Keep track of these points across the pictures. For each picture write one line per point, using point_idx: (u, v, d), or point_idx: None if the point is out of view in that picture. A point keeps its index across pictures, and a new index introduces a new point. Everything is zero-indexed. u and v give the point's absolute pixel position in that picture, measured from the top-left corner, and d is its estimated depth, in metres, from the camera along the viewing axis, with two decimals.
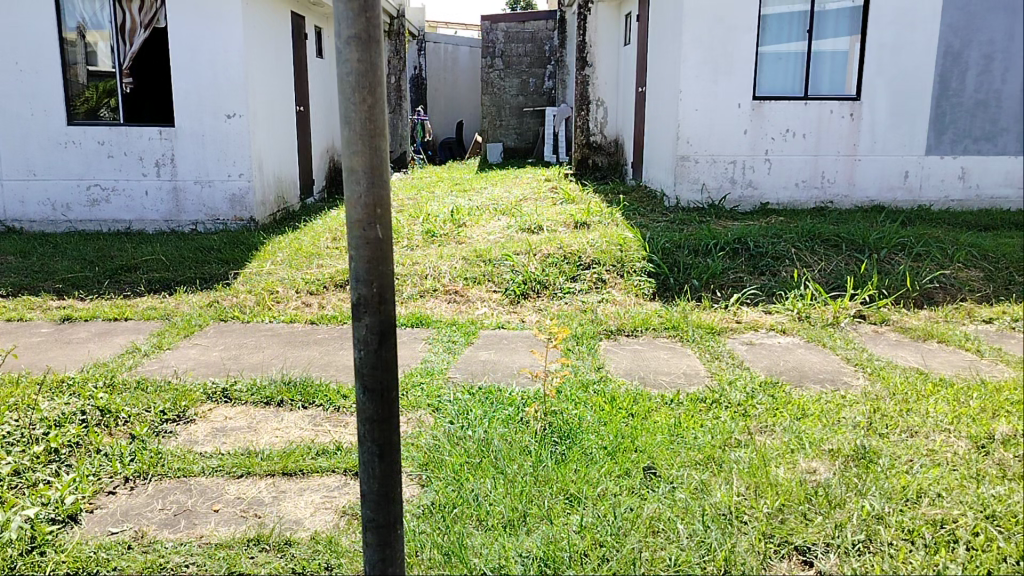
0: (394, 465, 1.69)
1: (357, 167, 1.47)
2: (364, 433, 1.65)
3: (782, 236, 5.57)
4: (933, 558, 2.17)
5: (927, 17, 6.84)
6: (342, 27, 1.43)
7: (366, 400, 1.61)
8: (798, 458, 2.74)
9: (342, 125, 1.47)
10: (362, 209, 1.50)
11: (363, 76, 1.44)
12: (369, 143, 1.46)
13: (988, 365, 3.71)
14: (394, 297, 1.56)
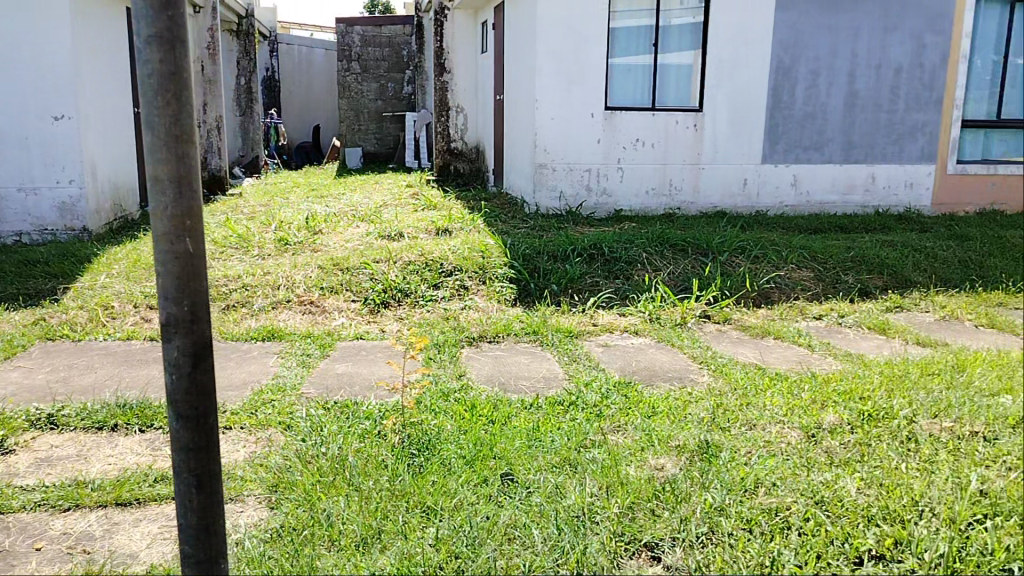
0: (214, 494, 1.60)
1: (162, 176, 1.39)
2: (179, 463, 1.55)
3: (635, 241, 5.74)
4: (769, 545, 2.28)
5: (758, 35, 7.30)
6: (140, 25, 1.35)
7: (180, 427, 1.51)
8: (648, 455, 2.83)
9: (144, 130, 1.39)
10: (168, 221, 1.41)
11: (167, 78, 1.37)
12: (175, 150, 1.39)
13: (818, 359, 4.00)
14: (209, 316, 1.49)
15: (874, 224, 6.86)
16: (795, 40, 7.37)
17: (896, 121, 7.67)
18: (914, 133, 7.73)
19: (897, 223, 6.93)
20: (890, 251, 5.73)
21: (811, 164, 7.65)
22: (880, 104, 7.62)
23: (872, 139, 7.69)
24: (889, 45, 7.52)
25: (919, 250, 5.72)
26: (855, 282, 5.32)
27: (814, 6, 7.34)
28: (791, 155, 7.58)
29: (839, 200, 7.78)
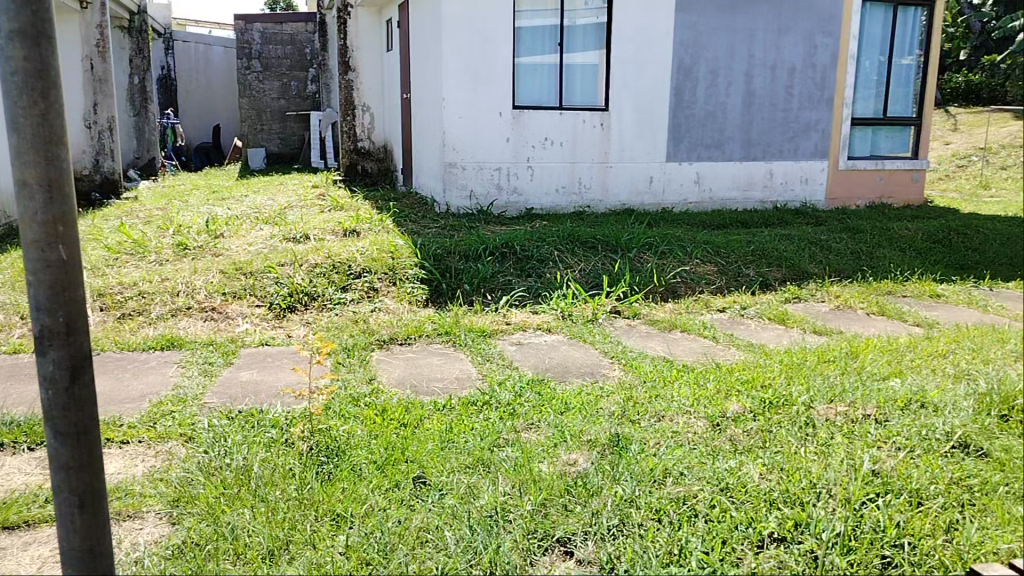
0: (98, 514, 1.54)
1: (29, 181, 1.35)
2: (59, 483, 1.49)
3: (545, 239, 5.78)
4: (677, 533, 2.33)
5: (659, 36, 7.47)
6: (1, 21, 1.30)
7: (59, 445, 1.46)
8: (560, 451, 2.85)
9: (8, 132, 1.33)
10: (41, 228, 1.36)
11: (33, 75, 1.32)
12: (43, 152, 1.35)
13: (722, 350, 4.12)
14: (85, 326, 1.45)
15: (773, 218, 7.13)
16: (695, 41, 7.58)
17: (791, 118, 8.07)
18: (809, 131, 8.19)
19: (794, 217, 7.22)
20: (788, 244, 5.97)
21: (712, 162, 7.89)
22: (776, 103, 7.99)
23: (769, 136, 8.04)
24: (783, 46, 7.90)
25: (815, 243, 5.99)
26: (756, 275, 5.51)
27: (712, 8, 7.57)
28: (694, 153, 7.79)
29: (739, 195, 8.05)
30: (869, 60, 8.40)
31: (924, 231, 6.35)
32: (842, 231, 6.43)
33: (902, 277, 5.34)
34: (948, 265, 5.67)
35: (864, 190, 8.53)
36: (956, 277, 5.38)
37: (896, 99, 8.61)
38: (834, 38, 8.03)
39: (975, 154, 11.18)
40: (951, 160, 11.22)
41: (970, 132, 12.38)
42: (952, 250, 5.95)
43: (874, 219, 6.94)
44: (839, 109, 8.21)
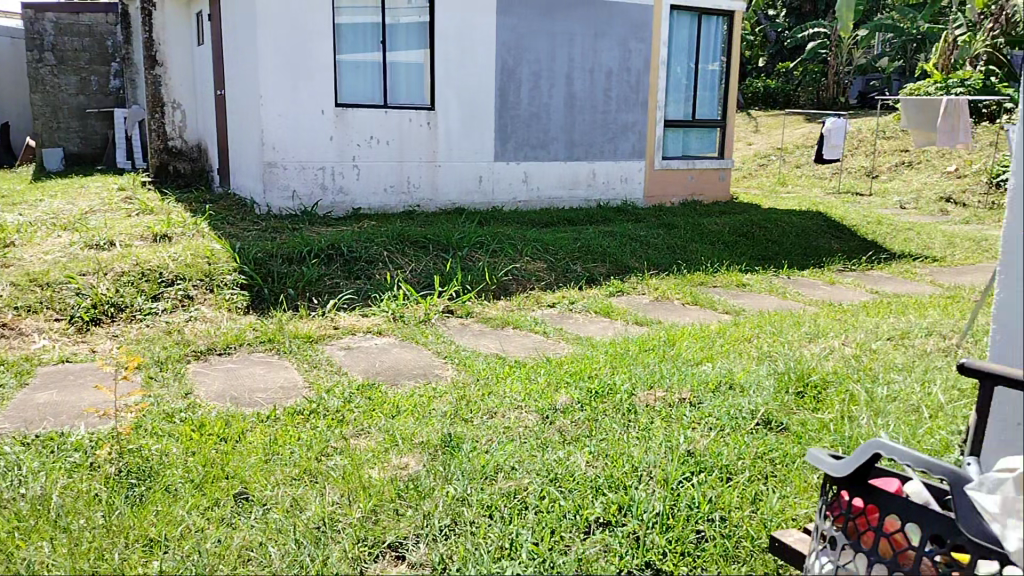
0: None
1: None
2: None
3: (374, 240, 5.68)
4: (508, 528, 2.29)
5: (482, 37, 7.56)
6: None
7: None
8: (391, 455, 2.75)
9: None
10: None
11: None
12: None
13: (552, 344, 4.21)
14: None
15: (597, 216, 7.41)
16: (516, 42, 7.74)
17: (610, 120, 8.43)
18: (627, 132, 8.60)
19: (616, 214, 7.55)
20: (611, 240, 6.22)
21: (538, 162, 8.09)
22: (596, 104, 8.32)
23: (591, 137, 8.37)
24: (599, 50, 8.23)
25: (637, 239, 6.27)
26: (582, 270, 5.68)
27: (532, 11, 7.75)
28: (521, 152, 7.96)
29: (565, 194, 8.31)
30: (679, 66, 8.92)
31: (731, 225, 6.82)
32: (659, 227, 6.78)
33: (712, 268, 5.72)
34: (752, 256, 6.13)
35: (678, 188, 9.07)
36: (758, 267, 5.83)
37: (703, 103, 9.21)
38: (646, 43, 8.48)
39: (774, 154, 12.19)
40: (754, 159, 12.16)
41: (769, 135, 13.48)
42: (756, 243, 6.44)
43: (688, 216, 7.38)
44: (653, 111, 8.69)
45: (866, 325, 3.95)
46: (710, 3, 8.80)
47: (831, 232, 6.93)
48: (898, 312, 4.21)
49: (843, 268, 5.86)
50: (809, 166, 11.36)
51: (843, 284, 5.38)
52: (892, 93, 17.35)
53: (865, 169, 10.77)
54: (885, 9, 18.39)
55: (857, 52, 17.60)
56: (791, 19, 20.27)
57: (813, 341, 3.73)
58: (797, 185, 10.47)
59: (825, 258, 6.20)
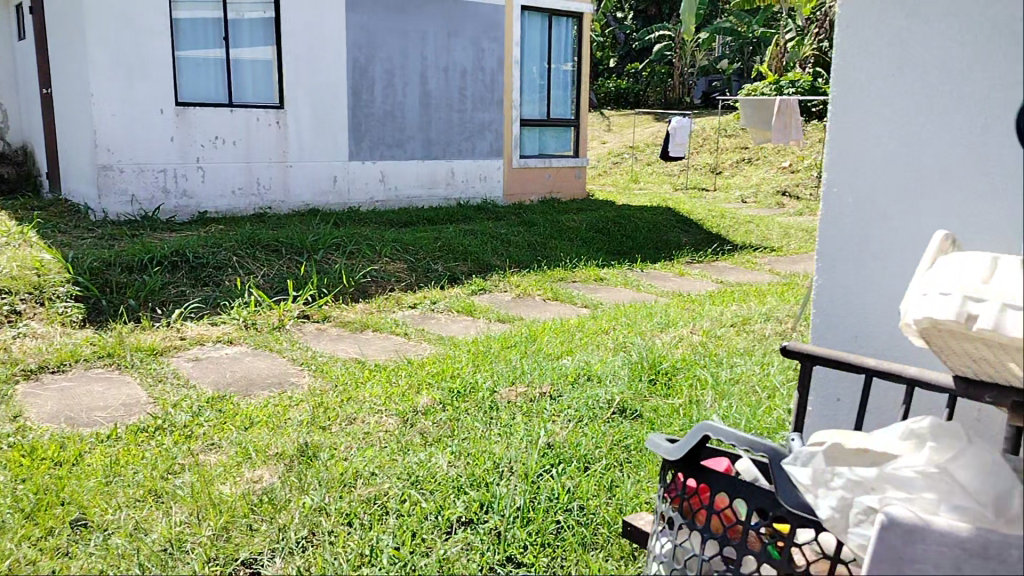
0: None
1: None
2: None
3: (222, 244, 5.44)
4: (368, 535, 2.15)
5: (332, 34, 7.41)
6: None
7: None
8: (243, 469, 2.59)
9: None
10: None
11: None
12: None
13: (414, 345, 4.17)
14: None
15: (456, 215, 7.42)
16: (368, 41, 7.64)
17: (466, 119, 8.48)
18: (484, 131, 8.67)
19: (476, 213, 7.59)
20: (471, 238, 6.24)
21: (395, 161, 8.01)
22: (451, 104, 8.35)
23: (448, 136, 8.38)
24: (452, 49, 8.26)
25: (498, 237, 6.32)
26: (443, 270, 5.67)
27: (382, 9, 7.67)
28: (376, 151, 7.86)
29: (424, 193, 8.28)
30: (532, 66, 9.09)
31: (587, 222, 7.01)
32: (519, 224, 6.87)
33: (571, 264, 5.86)
34: (608, 252, 6.32)
35: (536, 186, 9.23)
36: (614, 262, 6.02)
37: (557, 102, 9.42)
38: (499, 43, 8.57)
39: (627, 151, 12.64)
40: (609, 157, 12.55)
41: (622, 134, 13.98)
42: (612, 238, 6.66)
43: (546, 213, 7.53)
44: (509, 110, 8.80)
45: (711, 313, 4.16)
46: (559, 4, 9.02)
47: (680, 226, 7.27)
48: (740, 300, 4.47)
49: (692, 260, 6.15)
50: (660, 163, 11.85)
51: (692, 276, 5.65)
52: (732, 92, 18.41)
53: (710, 165, 11.36)
54: (723, 14, 19.48)
55: (700, 54, 18.55)
56: (638, 21, 21.08)
57: (664, 329, 3.87)
58: (648, 182, 10.90)
59: (675, 251, 6.49)
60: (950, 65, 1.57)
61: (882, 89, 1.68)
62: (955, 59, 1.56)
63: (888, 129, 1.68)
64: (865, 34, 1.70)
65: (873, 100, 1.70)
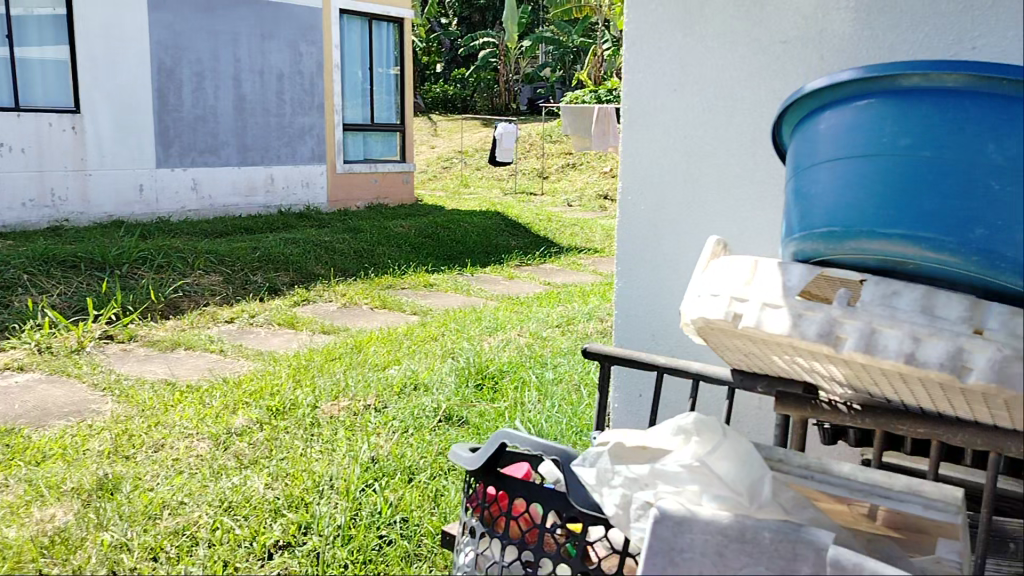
0: None
1: None
2: None
3: (9, 262, 4.94)
4: (176, 567, 1.92)
5: (133, 34, 6.95)
6: None
7: None
8: (32, 509, 2.28)
9: None
10: None
11: None
12: None
13: (231, 362, 3.96)
14: None
15: (277, 223, 7.18)
16: (174, 41, 7.25)
17: (285, 124, 8.24)
18: (304, 136, 8.45)
19: (299, 220, 7.37)
20: (293, 248, 6.04)
21: (208, 168, 7.63)
22: (269, 108, 8.09)
23: (266, 141, 8.11)
24: (268, 52, 8.02)
25: (322, 246, 6.16)
26: (263, 281, 5.44)
27: (189, 8, 7.30)
28: (186, 159, 7.45)
29: (241, 201, 7.94)
30: (353, 70, 8.96)
31: (416, 228, 6.98)
32: (344, 232, 6.74)
33: (400, 271, 5.81)
34: (436, 258, 6.33)
35: (363, 192, 9.08)
36: (443, 268, 6.04)
37: (381, 107, 9.34)
38: (317, 47, 8.39)
39: (456, 156, 12.71)
40: (438, 162, 12.56)
41: (450, 139, 14.07)
42: (440, 243, 6.67)
43: (373, 219, 7.42)
44: (331, 115, 8.65)
45: (537, 315, 4.25)
46: (378, 8, 8.95)
47: (508, 230, 7.40)
48: (565, 301, 4.61)
49: (520, 263, 6.28)
50: (488, 168, 12.02)
51: (519, 279, 5.76)
52: (556, 99, 19.03)
53: (537, 169, 11.66)
54: (545, 23, 20.08)
55: (525, 62, 19.03)
56: (462, 28, 21.28)
57: (492, 333, 3.88)
58: (478, 187, 11.02)
59: (503, 255, 6.59)
60: (725, 81, 1.70)
61: (666, 103, 1.79)
62: (727, 74, 1.70)
63: (673, 140, 1.78)
64: (646, 50, 1.80)
65: (660, 112, 1.79)
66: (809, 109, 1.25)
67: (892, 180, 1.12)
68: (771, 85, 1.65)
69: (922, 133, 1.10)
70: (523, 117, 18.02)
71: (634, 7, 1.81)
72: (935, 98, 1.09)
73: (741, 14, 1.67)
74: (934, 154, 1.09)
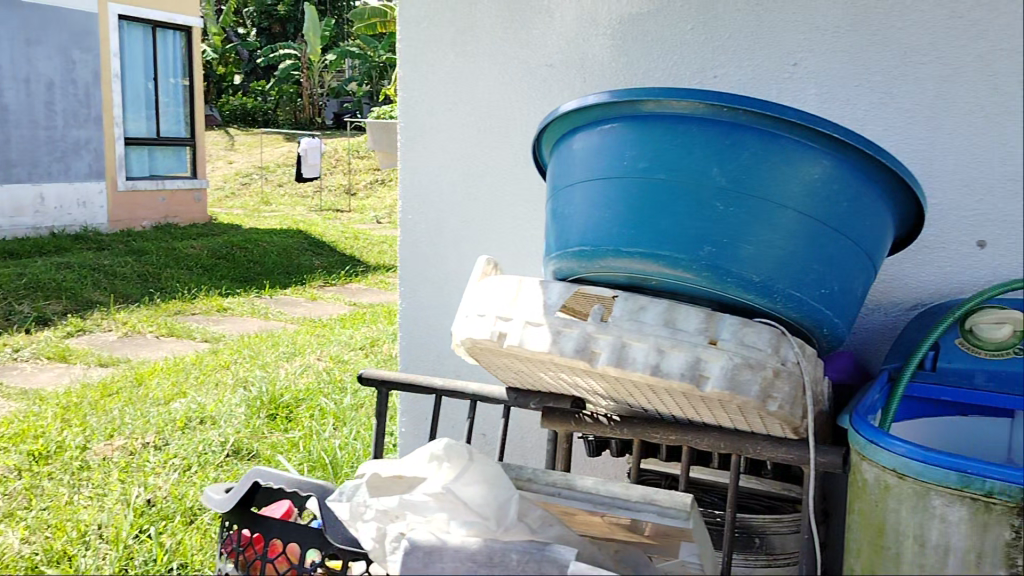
0: None
1: None
2: None
3: None
4: None
5: None
6: None
7: None
8: None
9: None
10: None
11: None
12: None
13: None
14: None
15: (49, 246, 6.53)
16: None
17: (56, 138, 7.52)
18: (79, 150, 7.77)
19: (72, 243, 6.77)
20: (66, 273, 5.53)
21: None
22: (37, 120, 7.34)
23: (32, 156, 7.33)
24: (35, 59, 7.27)
25: (100, 271, 5.69)
26: (31, 310, 4.88)
27: None
28: None
29: (5, 223, 7.14)
30: (133, 79, 8.40)
31: (209, 248, 6.65)
32: (126, 255, 6.28)
33: (190, 294, 5.45)
34: (230, 280, 6.01)
35: (149, 212, 8.51)
36: (238, 290, 5.74)
37: (168, 119, 8.87)
38: (93, 54, 7.75)
39: (256, 172, 12.14)
40: (236, 178, 11.92)
41: (250, 154, 13.50)
42: (235, 264, 6.38)
43: (162, 240, 6.96)
44: (110, 128, 8.05)
45: (339, 338, 4.13)
46: (161, 16, 8.49)
47: (311, 249, 7.21)
48: (368, 322, 4.54)
49: (323, 283, 6.13)
50: (291, 184, 11.62)
51: (323, 300, 5.61)
52: (364, 115, 18.82)
53: (344, 186, 11.47)
54: (349, 38, 19.83)
55: (329, 77, 18.63)
56: (261, 38, 20.54)
57: (289, 359, 3.72)
58: (282, 203, 10.63)
59: (304, 274, 6.39)
60: (492, 99, 1.78)
61: (440, 121, 1.84)
62: (497, 94, 1.77)
63: (449, 158, 1.83)
64: (419, 68, 1.84)
65: (435, 130, 1.84)
66: (561, 132, 1.29)
67: (635, 202, 1.17)
68: (539, 105, 1.74)
69: (657, 156, 1.16)
70: (329, 132, 17.67)
71: (408, 24, 1.85)
72: (666, 124, 1.15)
73: (509, 36, 1.75)
74: (667, 177, 1.15)
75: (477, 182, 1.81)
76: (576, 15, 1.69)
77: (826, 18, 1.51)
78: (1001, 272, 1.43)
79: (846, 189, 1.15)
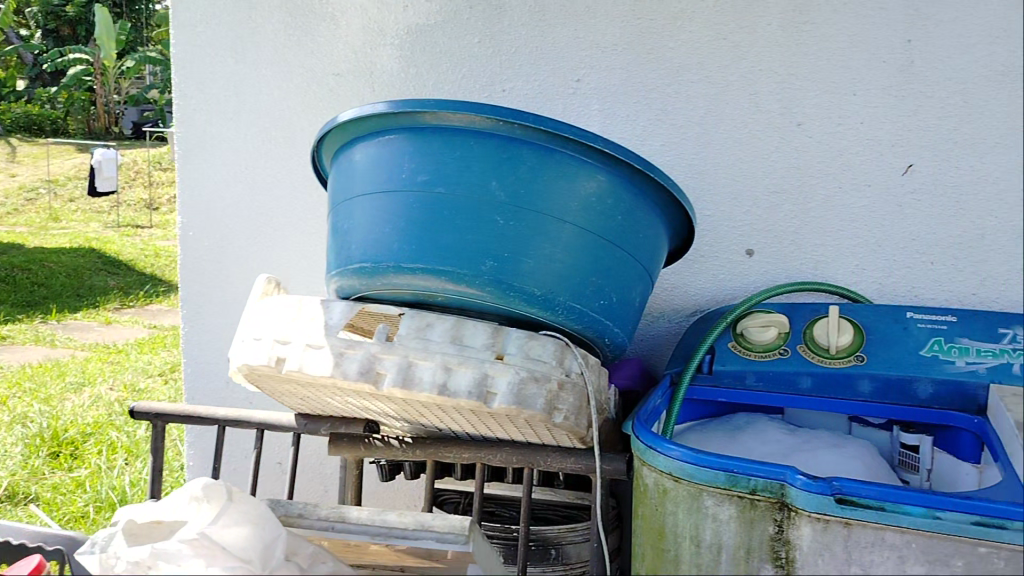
0: None
1: None
2: None
3: None
4: None
5: None
6: None
7: None
8: None
9: None
10: None
11: None
12: None
13: None
14: None
15: None
16: None
17: None
18: None
19: None
20: None
21: None
22: None
23: None
24: None
25: None
26: None
27: None
28: None
29: None
30: None
31: None
32: None
33: None
34: (9, 306, 5.42)
35: None
36: (18, 317, 5.18)
37: None
38: None
39: (42, 185, 10.86)
40: (19, 191, 10.57)
41: (38, 165, 12.26)
42: (16, 288, 5.80)
43: None
44: None
45: (135, 365, 3.84)
46: None
47: (106, 269, 6.64)
48: (167, 347, 4.27)
49: (119, 307, 5.70)
50: (86, 199, 10.66)
51: (119, 324, 5.21)
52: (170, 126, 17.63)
53: (144, 201, 10.72)
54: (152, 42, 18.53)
55: (128, 82, 16.06)
56: (48, 41, 18.37)
57: (76, 391, 3.40)
58: (73, 221, 9.72)
59: (96, 296, 5.89)
60: (277, 110, 1.73)
61: (220, 131, 1.77)
62: (281, 104, 1.73)
63: (233, 170, 1.76)
64: (197, 74, 1.76)
65: (215, 141, 1.77)
66: (341, 143, 1.24)
67: (414, 216, 1.14)
68: (327, 116, 1.71)
69: (436, 169, 1.13)
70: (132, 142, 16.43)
71: (180, 27, 1.75)
72: (444, 137, 1.13)
73: (292, 43, 1.71)
74: (446, 191, 1.13)
75: (261, 196, 1.76)
76: (363, 25, 1.67)
77: (605, 36, 1.57)
78: (766, 276, 1.54)
79: (619, 204, 1.18)
